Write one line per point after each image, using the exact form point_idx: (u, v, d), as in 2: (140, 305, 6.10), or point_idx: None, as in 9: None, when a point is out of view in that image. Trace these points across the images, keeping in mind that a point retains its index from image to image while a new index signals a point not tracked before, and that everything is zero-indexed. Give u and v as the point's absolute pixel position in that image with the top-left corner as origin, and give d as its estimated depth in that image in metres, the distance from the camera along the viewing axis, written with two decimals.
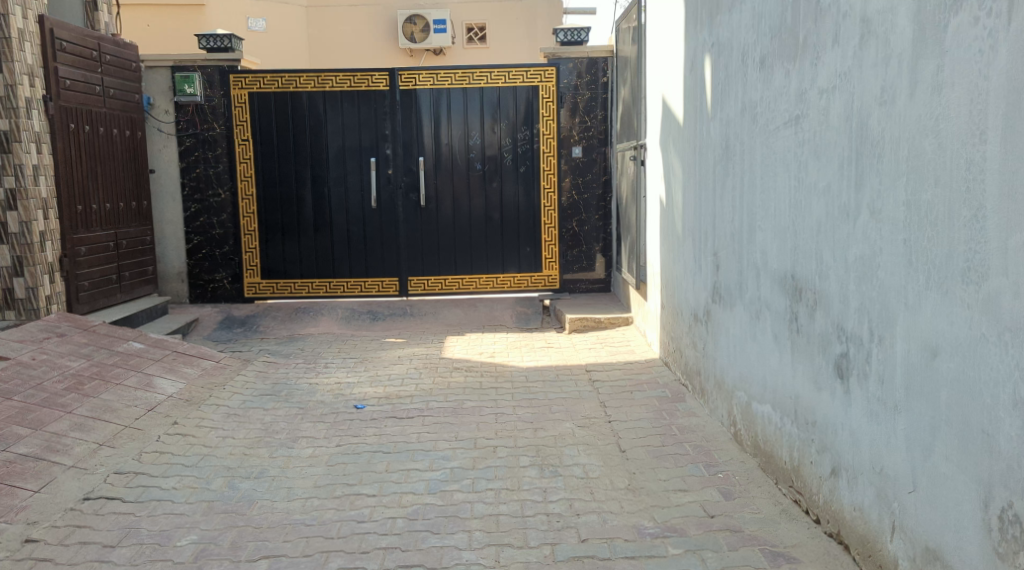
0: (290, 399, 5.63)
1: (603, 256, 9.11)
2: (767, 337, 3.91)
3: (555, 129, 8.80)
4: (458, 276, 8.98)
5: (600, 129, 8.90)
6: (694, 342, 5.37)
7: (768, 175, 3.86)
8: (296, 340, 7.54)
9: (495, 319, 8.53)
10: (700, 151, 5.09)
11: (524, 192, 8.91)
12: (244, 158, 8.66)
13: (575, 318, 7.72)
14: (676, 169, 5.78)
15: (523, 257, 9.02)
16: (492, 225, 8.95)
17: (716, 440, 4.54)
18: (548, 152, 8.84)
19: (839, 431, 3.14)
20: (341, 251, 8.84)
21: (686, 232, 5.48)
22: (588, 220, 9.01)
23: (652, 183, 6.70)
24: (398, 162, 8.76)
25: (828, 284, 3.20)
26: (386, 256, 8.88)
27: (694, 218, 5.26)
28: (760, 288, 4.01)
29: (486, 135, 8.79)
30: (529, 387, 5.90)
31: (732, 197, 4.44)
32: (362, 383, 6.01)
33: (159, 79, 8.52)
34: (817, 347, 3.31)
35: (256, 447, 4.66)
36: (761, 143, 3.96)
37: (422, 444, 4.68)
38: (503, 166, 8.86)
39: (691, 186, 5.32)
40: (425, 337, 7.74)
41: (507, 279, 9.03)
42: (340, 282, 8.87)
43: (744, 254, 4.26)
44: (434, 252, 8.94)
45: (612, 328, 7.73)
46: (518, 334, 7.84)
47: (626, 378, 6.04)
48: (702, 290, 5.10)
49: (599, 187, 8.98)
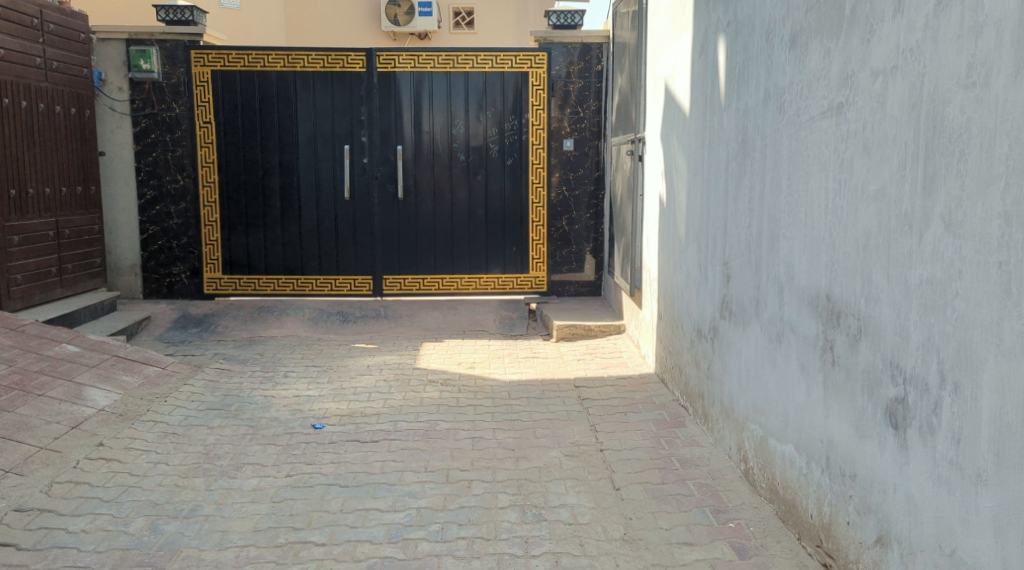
0: (240, 416, 4.99)
1: (593, 257, 8.54)
2: (792, 367, 3.30)
3: (546, 120, 8.20)
4: (437, 275, 8.35)
5: (594, 121, 8.31)
6: (697, 361, 4.77)
7: (797, 173, 3.26)
8: (256, 344, 6.91)
9: (477, 324, 7.80)
10: (710, 146, 4.49)
11: (511, 187, 8.30)
12: (205, 143, 8.00)
13: (563, 325, 7.11)
14: (679, 165, 5.18)
15: (508, 256, 8.41)
16: (475, 222, 8.33)
17: (724, 479, 3.94)
18: (537, 145, 8.23)
19: (887, 493, 2.53)
20: (311, 245, 8.19)
21: (690, 237, 4.89)
22: (579, 219, 8.43)
23: (651, 181, 6.10)
24: (374, 151, 8.12)
25: (877, 310, 2.60)
26: (359, 252, 8.24)
27: (701, 221, 4.66)
28: (784, 307, 3.40)
29: (471, 124, 8.17)
30: (510, 406, 5.28)
31: (750, 198, 3.83)
32: (323, 397, 5.38)
33: (113, 53, 7.84)
34: (860, 386, 2.71)
35: (190, 476, 4.02)
36: (789, 136, 3.35)
37: (386, 476, 4.06)
38: (488, 158, 8.23)
39: (697, 184, 4.72)
40: (399, 343, 7.11)
41: (490, 279, 8.41)
42: (309, 279, 8.22)
43: (762, 266, 3.66)
44: (412, 249, 8.30)
45: (601, 336, 7.15)
46: (499, 341, 7.22)
47: (619, 396, 5.42)
48: (709, 304, 4.50)
49: (591, 183, 8.40)
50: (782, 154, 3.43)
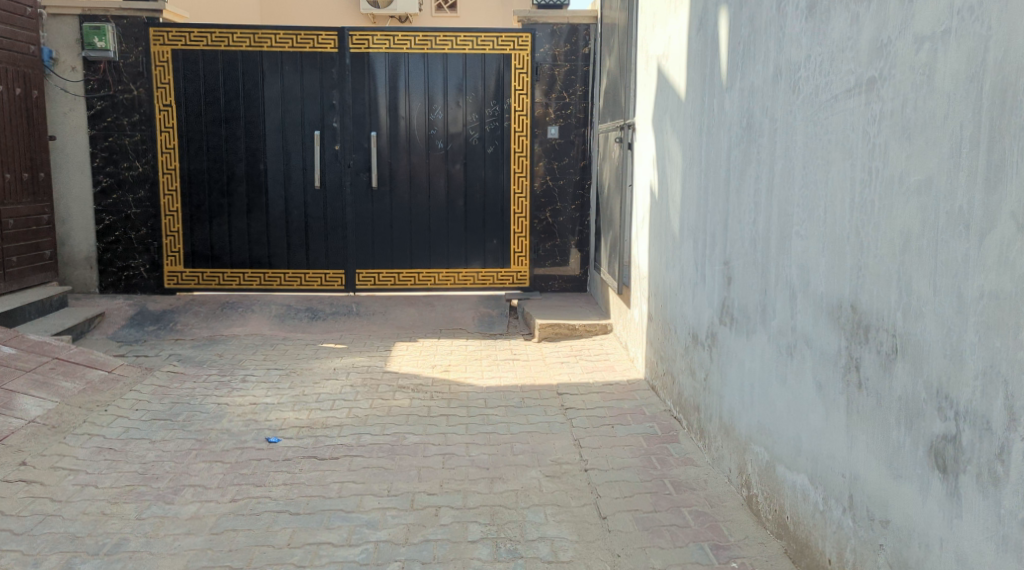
0: (187, 427, 4.51)
1: (579, 251, 8.13)
2: (806, 386, 2.86)
3: (529, 105, 7.73)
4: (414, 270, 7.88)
5: (580, 107, 7.87)
6: (691, 370, 4.34)
7: (816, 161, 2.81)
8: (216, 344, 6.42)
9: (455, 321, 7.35)
10: (708, 131, 4.04)
11: (492, 175, 7.83)
12: (165, 127, 7.48)
13: (546, 325, 6.66)
14: (673, 154, 4.73)
15: (489, 250, 7.96)
16: (454, 213, 7.86)
17: (724, 506, 3.50)
18: (520, 132, 7.77)
19: (931, 548, 2.10)
20: (279, 237, 7.70)
21: (685, 233, 4.44)
22: (564, 211, 8.03)
23: (641, 170, 5.65)
24: (347, 137, 7.62)
25: (919, 326, 2.15)
26: (330, 244, 7.75)
27: (697, 215, 4.21)
28: (797, 315, 2.96)
29: (450, 110, 7.69)
30: (487, 416, 4.82)
31: (757, 188, 3.37)
32: (282, 406, 4.90)
33: (64, 30, 7.29)
34: (894, 416, 2.27)
35: (120, 503, 3.53)
36: (806, 116, 2.89)
37: (343, 502, 3.59)
38: (468, 145, 7.76)
39: (694, 174, 4.27)
40: (370, 342, 6.63)
41: (470, 274, 7.96)
42: (276, 273, 7.73)
43: (770, 267, 3.21)
44: (387, 242, 7.82)
45: (586, 336, 6.71)
46: (478, 341, 6.76)
47: (605, 406, 4.98)
48: (706, 308, 4.06)
49: (577, 172, 7.98)
50: (796, 138, 2.98)
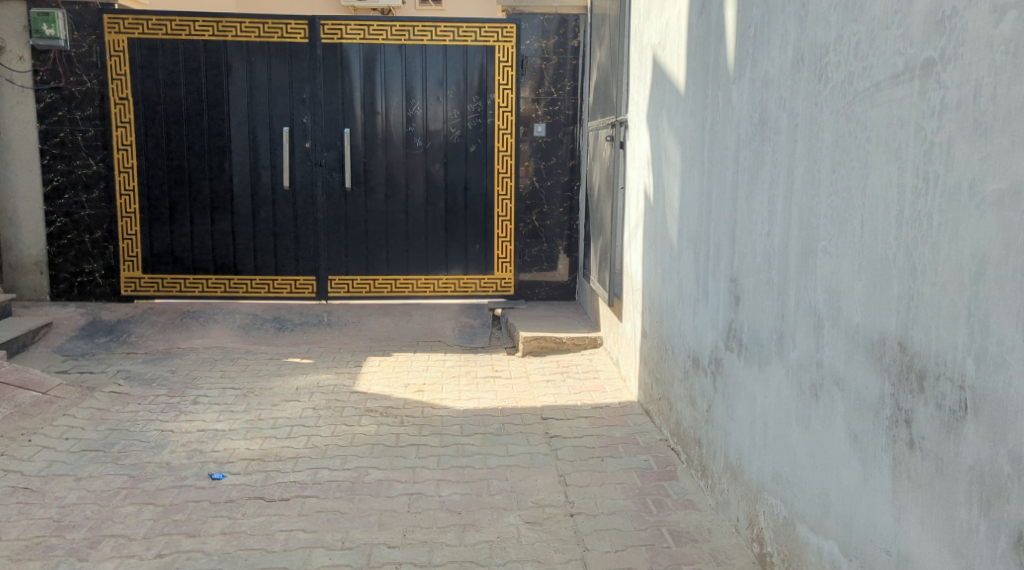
0: (121, 460, 3.98)
1: (567, 256, 7.68)
2: (838, 435, 2.37)
3: (514, 102, 7.25)
4: (391, 277, 7.38)
5: (569, 103, 7.41)
6: (692, 399, 3.86)
7: (850, 163, 2.31)
8: (171, 359, 5.89)
9: (434, 332, 6.85)
10: (712, 128, 3.54)
11: (474, 175, 7.34)
12: (121, 122, 6.94)
13: (531, 338, 6.16)
14: (670, 153, 4.24)
15: (472, 255, 7.45)
16: (434, 216, 7.37)
17: (732, 565, 3.01)
18: (505, 130, 7.28)
19: None
20: (245, 241, 7.17)
21: (685, 243, 3.94)
22: (551, 213, 7.57)
23: (634, 171, 5.16)
24: (319, 134, 7.10)
25: (1003, 380, 1.67)
26: (301, 249, 7.23)
27: (699, 223, 3.72)
28: (825, 349, 2.47)
29: (430, 106, 7.19)
30: (463, 446, 4.31)
31: (773, 194, 2.87)
32: (232, 433, 4.37)
33: (11, 16, 6.74)
34: (963, 491, 1.79)
35: (23, 562, 3.05)
36: (836, 108, 2.39)
37: (288, 559, 3.08)
38: (448, 144, 7.26)
39: (696, 174, 3.76)
40: (340, 357, 6.12)
41: (451, 282, 7.46)
42: (243, 279, 7.21)
43: (790, 288, 2.72)
44: (362, 247, 7.31)
45: (574, 349, 6.21)
46: (457, 355, 6.25)
47: (595, 434, 4.49)
48: (709, 329, 3.57)
49: (566, 173, 7.52)
50: (824, 135, 2.47)
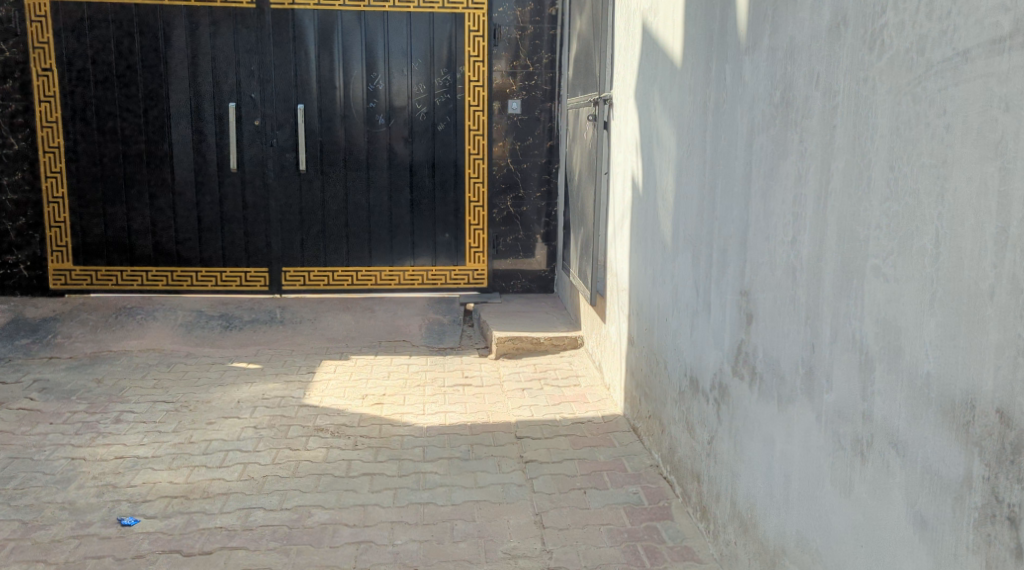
0: (17, 501, 3.37)
1: (545, 245, 7.09)
2: (895, 514, 1.83)
3: (485, 75, 6.67)
4: (351, 268, 6.84)
5: (547, 78, 6.78)
6: (688, 424, 3.32)
7: (919, 159, 1.74)
8: (100, 364, 5.26)
9: (398, 331, 6.26)
10: (716, 108, 2.98)
11: (443, 157, 6.77)
12: (44, 97, 6.26)
13: (504, 338, 5.59)
14: (663, 136, 3.67)
15: (439, 244, 6.91)
16: (398, 202, 6.80)
17: None
18: (476, 106, 6.71)
19: None
20: (189, 230, 6.57)
21: (682, 242, 3.37)
22: (528, 198, 6.98)
23: (620, 154, 4.58)
24: (271, 110, 6.48)
25: None
26: (252, 238, 6.67)
27: (698, 221, 3.16)
28: (875, 397, 1.91)
29: (394, 80, 6.59)
30: (424, 475, 3.74)
31: (800, 193, 2.30)
32: (155, 462, 3.77)
33: None
34: None
35: None
36: (895, 85, 1.82)
37: None
38: (414, 121, 6.68)
39: (696, 162, 3.19)
40: (291, 361, 5.54)
41: (417, 272, 6.93)
42: (187, 271, 6.64)
43: (822, 312, 2.16)
44: (319, 236, 6.75)
45: (552, 351, 5.65)
46: (422, 357, 5.66)
47: (576, 456, 3.93)
48: (711, 347, 3.02)
49: (543, 154, 6.92)
50: (875, 119, 1.91)
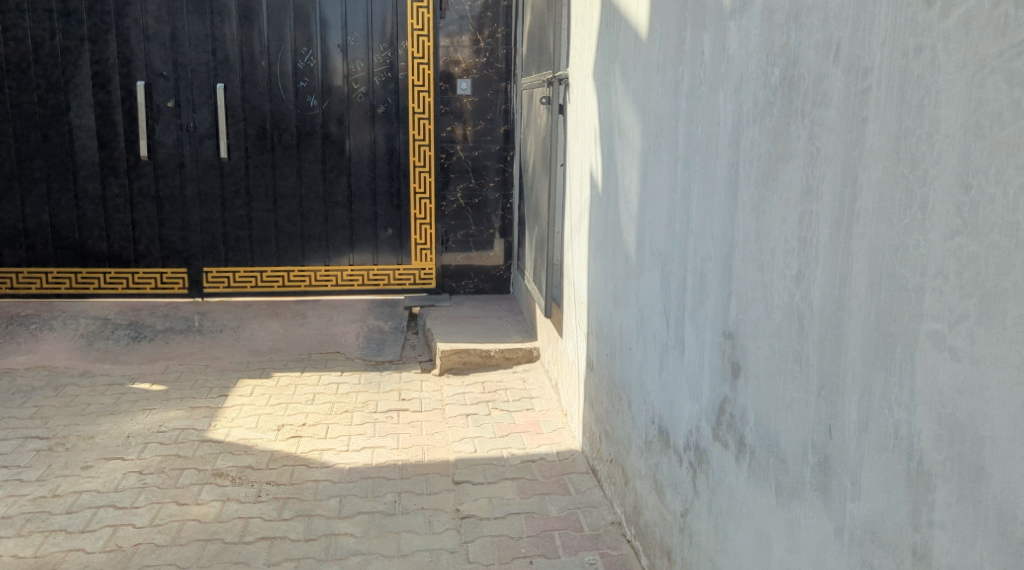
0: None
1: (501, 241, 6.42)
2: None
3: (431, 52, 6.01)
4: (281, 269, 6.17)
5: (502, 54, 6.11)
6: (656, 484, 2.67)
7: (1020, 176, 1.11)
8: None
9: (332, 341, 5.57)
10: (688, 90, 2.35)
11: (383, 143, 6.08)
12: None
13: (449, 350, 4.92)
14: (624, 123, 3.03)
15: (381, 241, 6.22)
16: (333, 193, 6.10)
17: None
18: (421, 86, 6.05)
19: None
20: (93, 227, 5.95)
21: (647, 257, 2.73)
22: (482, 189, 6.31)
23: (575, 143, 3.95)
24: (188, 91, 5.82)
25: None
26: (167, 235, 6.02)
27: (667, 233, 2.53)
28: (935, 528, 1.26)
29: (327, 56, 5.91)
30: (337, 540, 3.06)
31: (812, 211, 1.64)
32: (4, 526, 3.09)
33: None
34: None
35: None
36: (975, 59, 1.19)
37: None
38: (351, 103, 5.99)
39: (665, 157, 2.54)
40: (203, 380, 4.86)
41: (357, 273, 6.23)
42: (93, 272, 5.99)
43: (845, 386, 1.51)
44: (244, 232, 6.09)
45: (505, 365, 4.98)
46: (356, 373, 4.99)
47: (524, 508, 3.29)
48: (685, 396, 2.38)
49: (497, 140, 6.24)
50: (939, 111, 1.26)
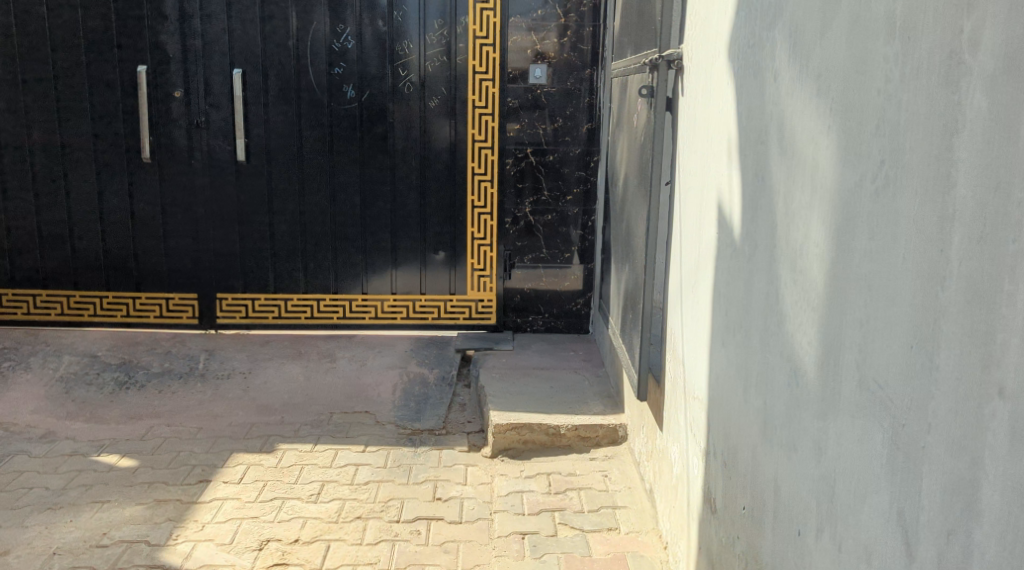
0: None
1: (581, 267, 5.11)
2: None
3: (499, 30, 4.77)
4: (308, 297, 5.06)
5: (588, 33, 4.81)
6: None
7: None
8: None
9: (361, 396, 4.40)
10: (994, 72, 1.06)
11: (435, 145, 4.89)
12: None
13: (506, 426, 3.67)
14: (796, 133, 1.74)
15: (430, 265, 5.04)
16: (373, 206, 4.95)
17: None
18: (484, 73, 4.82)
19: None
20: (88, 242, 4.97)
21: (849, 387, 1.44)
22: (557, 203, 5.02)
23: (691, 157, 2.65)
24: (200, 78, 4.77)
25: None
26: (174, 253, 4.99)
27: (910, 363, 1.24)
28: None
29: (369, 34, 4.74)
30: None
31: None
32: None
33: None
34: None
35: None
36: None
37: None
38: (396, 93, 4.82)
39: (912, 208, 1.25)
40: (187, 454, 3.77)
41: (400, 304, 5.07)
42: (88, 296, 5.02)
43: None
44: (265, 251, 5.01)
45: (578, 448, 3.72)
46: (383, 450, 3.81)
47: None
48: None
49: (578, 142, 4.94)
50: None
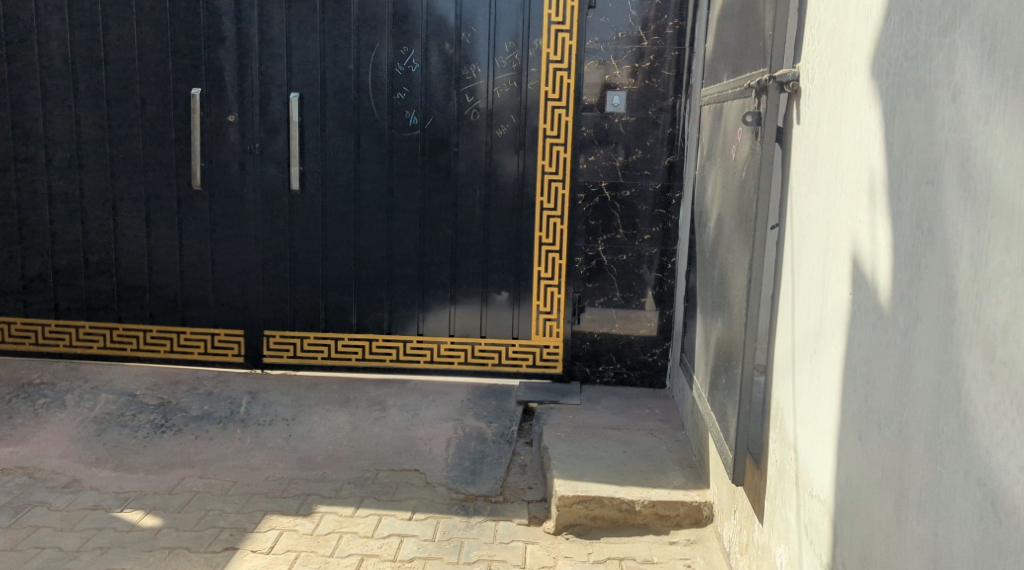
0: None
1: (657, 314, 4.62)
2: None
3: (575, 54, 4.37)
4: (360, 337, 4.69)
5: (671, 57, 4.37)
6: None
7: None
8: None
9: (411, 452, 3.98)
10: None
11: (502, 177, 4.49)
12: None
13: (573, 500, 3.20)
14: (994, 173, 1.28)
15: (491, 306, 4.62)
16: (432, 241, 4.57)
17: None
18: (557, 100, 4.41)
19: None
20: (134, 273, 4.70)
21: None
22: (632, 243, 4.56)
23: (810, 197, 2.19)
24: (254, 102, 4.47)
25: None
26: (222, 286, 4.68)
27: None
28: None
29: (435, 57, 4.40)
30: None
31: None
32: None
33: None
34: None
35: None
36: None
37: None
38: (462, 120, 4.45)
39: None
40: (217, 513, 3.39)
41: (458, 348, 4.66)
42: (132, 329, 4.74)
43: None
44: (316, 287, 4.66)
45: (656, 527, 3.22)
46: (433, 519, 3.38)
47: None
48: None
49: (657, 176, 4.49)
50: None
